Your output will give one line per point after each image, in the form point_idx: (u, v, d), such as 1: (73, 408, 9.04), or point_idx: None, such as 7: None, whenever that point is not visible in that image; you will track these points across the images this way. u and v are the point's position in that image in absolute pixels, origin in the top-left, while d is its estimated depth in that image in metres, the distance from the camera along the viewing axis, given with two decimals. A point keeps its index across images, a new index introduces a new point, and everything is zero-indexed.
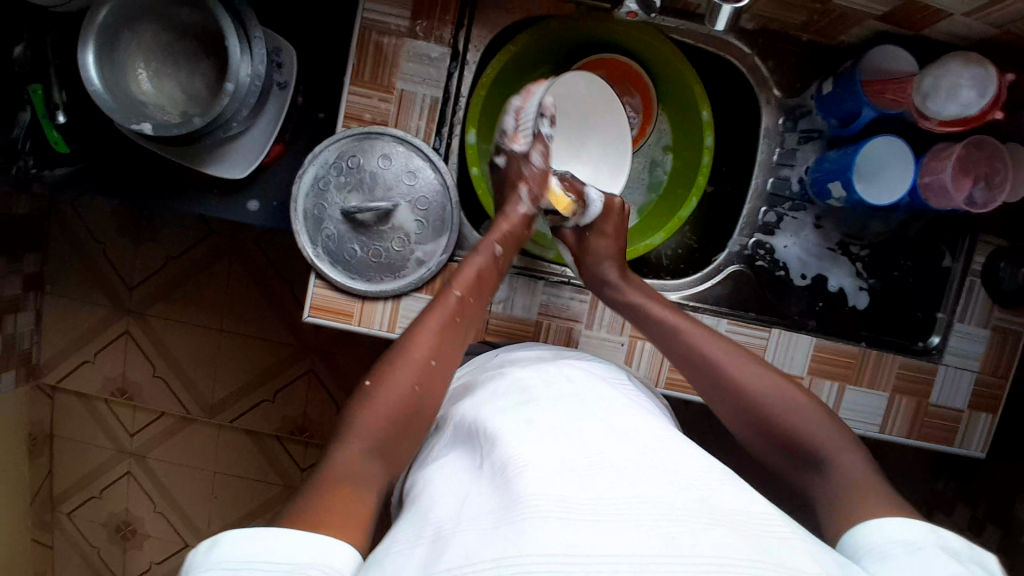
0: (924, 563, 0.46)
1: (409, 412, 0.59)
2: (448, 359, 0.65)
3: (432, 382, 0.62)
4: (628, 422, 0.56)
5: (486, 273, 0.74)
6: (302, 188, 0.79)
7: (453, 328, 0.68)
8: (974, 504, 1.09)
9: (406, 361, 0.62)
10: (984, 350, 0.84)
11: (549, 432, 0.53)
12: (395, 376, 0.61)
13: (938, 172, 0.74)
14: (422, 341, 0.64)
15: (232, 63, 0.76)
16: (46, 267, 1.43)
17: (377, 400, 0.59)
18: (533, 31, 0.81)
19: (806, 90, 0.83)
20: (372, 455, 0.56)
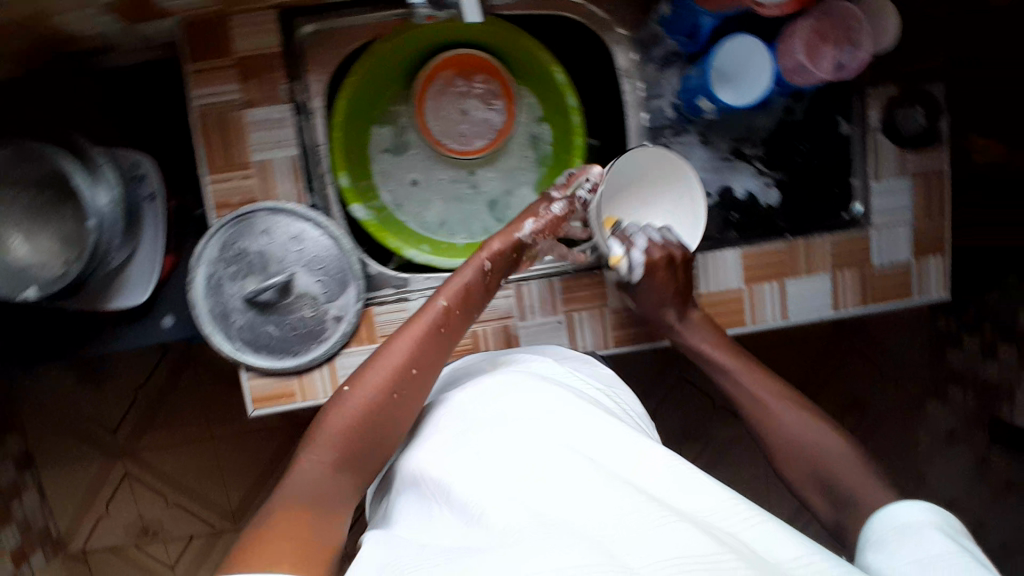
0: (916, 537, 0.54)
1: (383, 415, 0.63)
2: (429, 366, 0.67)
3: (409, 393, 0.64)
4: (579, 430, 0.59)
5: (471, 289, 0.72)
6: (198, 292, 0.78)
7: (436, 342, 0.68)
8: (978, 331, 1.08)
9: (382, 367, 0.65)
10: (909, 197, 0.83)
11: (496, 461, 0.55)
12: (368, 382, 0.64)
13: (791, 57, 0.73)
14: (403, 348, 0.66)
15: (84, 200, 0.76)
16: (30, 441, 1.44)
17: (349, 401, 0.63)
18: (364, 58, 0.80)
19: (650, 16, 0.80)
20: (332, 468, 0.60)
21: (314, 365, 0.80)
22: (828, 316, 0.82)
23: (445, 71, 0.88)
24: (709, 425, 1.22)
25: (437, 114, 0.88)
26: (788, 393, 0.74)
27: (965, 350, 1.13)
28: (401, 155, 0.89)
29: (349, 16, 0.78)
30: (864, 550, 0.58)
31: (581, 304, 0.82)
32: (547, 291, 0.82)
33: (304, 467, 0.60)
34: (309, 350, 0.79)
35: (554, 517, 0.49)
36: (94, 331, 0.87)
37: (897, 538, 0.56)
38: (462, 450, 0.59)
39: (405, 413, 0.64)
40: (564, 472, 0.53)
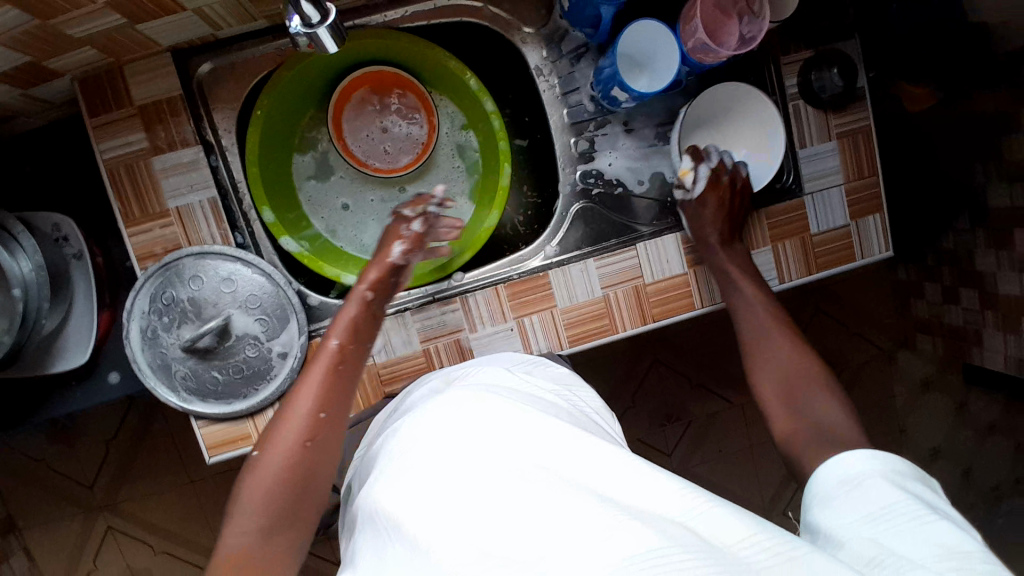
0: (867, 492, 0.52)
1: (301, 465, 0.61)
2: (336, 406, 0.65)
3: (323, 437, 0.63)
4: (534, 442, 0.57)
5: (358, 323, 0.71)
6: (134, 347, 0.76)
7: (340, 379, 0.67)
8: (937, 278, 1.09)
9: (290, 419, 0.63)
10: (838, 159, 0.84)
11: (453, 488, 0.52)
12: (279, 437, 0.62)
13: (693, 36, 0.72)
14: (307, 392, 0.64)
15: (5, 269, 0.75)
16: (6, 508, 1.41)
17: (264, 461, 0.61)
18: (270, 89, 0.78)
19: (554, 14, 0.80)
20: (263, 530, 0.58)
21: (265, 405, 0.78)
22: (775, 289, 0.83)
23: (359, 91, 0.88)
24: (685, 405, 1.22)
25: (356, 131, 0.88)
26: (805, 352, 0.73)
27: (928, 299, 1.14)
28: (330, 179, 0.89)
29: (248, 48, 0.77)
30: (808, 510, 0.56)
31: (530, 308, 0.81)
32: (493, 299, 0.81)
33: (233, 535, 0.58)
34: (257, 390, 0.78)
35: (497, 532, 0.48)
36: (42, 398, 0.86)
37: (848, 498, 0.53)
38: (406, 473, 0.57)
39: (323, 459, 0.63)
40: (511, 483, 0.52)
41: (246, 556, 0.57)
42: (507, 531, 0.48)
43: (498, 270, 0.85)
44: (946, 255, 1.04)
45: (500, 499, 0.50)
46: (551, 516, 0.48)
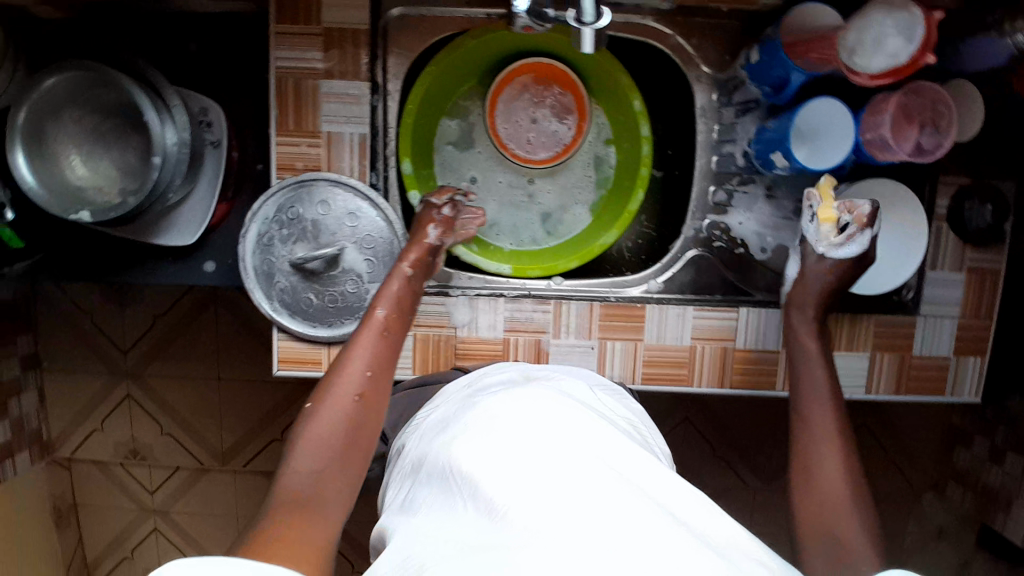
0: None
1: (353, 420, 0.59)
2: (384, 366, 0.65)
3: (376, 395, 0.62)
4: (614, 458, 0.58)
5: (404, 296, 0.72)
6: (247, 247, 0.78)
7: (388, 345, 0.67)
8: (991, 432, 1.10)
9: (342, 374, 0.62)
10: (962, 292, 0.84)
11: (528, 470, 0.54)
12: (336, 388, 0.60)
13: (876, 129, 0.71)
14: (357, 354, 0.64)
15: (155, 136, 0.76)
16: (40, 345, 1.46)
17: (321, 411, 0.58)
18: (450, 49, 0.79)
19: (737, 61, 0.78)
20: (321, 474, 0.54)
21: (345, 339, 0.80)
22: (859, 396, 0.83)
23: (524, 76, 0.86)
24: (705, 469, 1.23)
25: (508, 114, 0.87)
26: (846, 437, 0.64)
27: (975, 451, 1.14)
28: (470, 150, 0.90)
29: (439, 6, 0.77)
30: None
31: (617, 333, 0.82)
32: (585, 314, 0.82)
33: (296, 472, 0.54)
34: (343, 324, 0.80)
35: (567, 523, 0.49)
36: (134, 261, 0.88)
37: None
38: (484, 444, 0.58)
39: (371, 422, 0.60)
40: (582, 480, 0.53)
41: (304, 496, 0.52)
42: (577, 528, 0.48)
43: (596, 287, 0.85)
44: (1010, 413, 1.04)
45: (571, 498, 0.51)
46: (621, 523, 0.49)
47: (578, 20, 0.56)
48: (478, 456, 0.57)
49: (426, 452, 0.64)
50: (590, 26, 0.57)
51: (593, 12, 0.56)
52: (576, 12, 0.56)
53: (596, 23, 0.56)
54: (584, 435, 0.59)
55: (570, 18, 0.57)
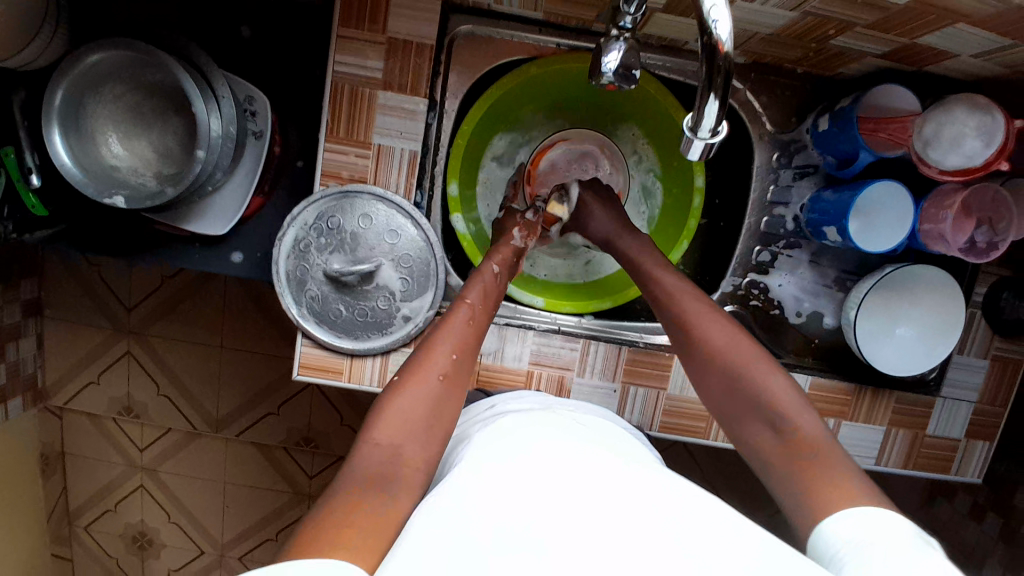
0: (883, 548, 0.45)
1: (438, 402, 0.59)
2: (467, 354, 0.65)
3: (456, 382, 0.62)
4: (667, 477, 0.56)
5: (491, 289, 0.72)
6: (283, 251, 0.77)
7: (471, 334, 0.67)
8: (976, 490, 1.13)
9: (427, 354, 0.63)
10: (983, 378, 0.84)
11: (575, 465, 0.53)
12: (422, 369, 0.61)
13: (937, 222, 0.71)
14: (444, 336, 0.65)
15: (200, 126, 0.73)
16: (43, 291, 1.43)
17: (406, 389, 0.59)
18: (516, 75, 0.77)
19: (802, 124, 0.78)
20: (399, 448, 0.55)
21: (369, 354, 0.79)
22: (868, 467, 0.83)
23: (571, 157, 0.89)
24: None
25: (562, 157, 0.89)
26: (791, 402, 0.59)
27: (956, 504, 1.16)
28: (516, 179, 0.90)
29: (512, 30, 0.75)
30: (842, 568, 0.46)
31: (641, 379, 0.82)
32: (612, 357, 0.82)
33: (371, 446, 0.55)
34: (369, 339, 0.79)
35: (590, 519, 0.47)
36: (162, 244, 0.86)
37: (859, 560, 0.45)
38: (512, 445, 0.57)
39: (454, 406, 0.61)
40: (638, 490, 0.51)
41: (378, 471, 0.53)
42: (604, 521, 0.47)
43: (624, 330, 0.85)
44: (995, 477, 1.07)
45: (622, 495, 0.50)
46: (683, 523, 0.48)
47: (692, 129, 0.45)
48: (507, 456, 0.55)
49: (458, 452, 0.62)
50: (704, 141, 0.45)
51: (713, 127, 0.44)
52: (693, 119, 0.44)
53: (712, 138, 0.45)
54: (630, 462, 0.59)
55: (684, 121, 0.46)
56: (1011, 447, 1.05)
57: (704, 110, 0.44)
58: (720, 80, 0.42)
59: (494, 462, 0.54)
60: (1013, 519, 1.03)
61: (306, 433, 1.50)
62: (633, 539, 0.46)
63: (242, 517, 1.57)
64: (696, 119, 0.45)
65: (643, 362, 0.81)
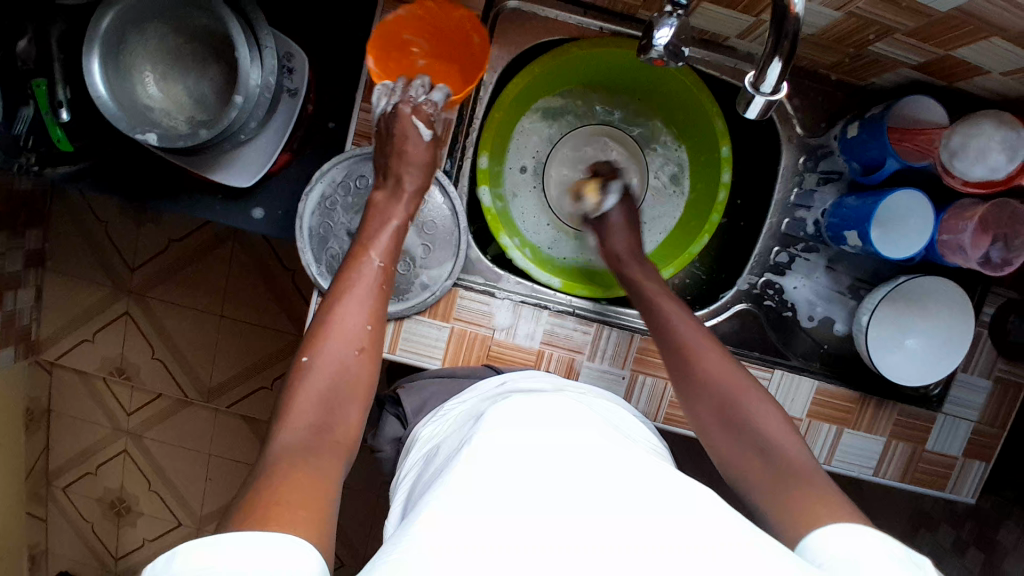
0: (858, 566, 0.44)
1: (347, 374, 0.60)
2: (378, 322, 0.65)
3: (371, 355, 0.63)
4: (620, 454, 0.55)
5: (398, 237, 0.71)
6: (308, 206, 0.77)
7: (378, 296, 0.67)
8: (959, 526, 1.12)
9: (335, 326, 0.62)
10: (984, 399, 0.85)
11: (558, 457, 0.52)
12: (329, 346, 0.61)
13: (957, 233, 0.72)
14: (350, 307, 0.64)
15: (242, 72, 0.73)
16: (48, 243, 1.42)
17: (313, 366, 0.59)
18: (556, 53, 0.78)
19: (831, 130, 0.80)
20: (313, 427, 0.55)
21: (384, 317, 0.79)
22: (867, 477, 0.83)
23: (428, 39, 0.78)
24: None
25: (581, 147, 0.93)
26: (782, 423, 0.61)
27: (936, 536, 1.15)
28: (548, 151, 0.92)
29: (555, 10, 0.77)
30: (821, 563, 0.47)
31: (650, 368, 0.82)
32: (623, 344, 0.82)
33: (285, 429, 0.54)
34: None
35: (569, 504, 0.48)
36: (185, 191, 0.86)
37: (838, 573, 0.45)
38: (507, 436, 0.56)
39: (362, 377, 0.61)
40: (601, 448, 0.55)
41: (291, 448, 0.52)
42: (576, 497, 0.48)
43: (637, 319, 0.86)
44: (982, 511, 1.08)
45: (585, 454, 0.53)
46: (653, 487, 0.51)
47: (754, 86, 0.48)
48: (501, 447, 0.54)
49: (450, 445, 0.63)
50: (764, 97, 0.48)
51: (776, 85, 0.47)
52: (755, 76, 0.47)
53: (773, 95, 0.48)
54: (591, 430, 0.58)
55: (747, 79, 0.48)
56: (1001, 480, 1.06)
57: (767, 72, 0.46)
58: (787, 44, 0.44)
59: (491, 449, 0.54)
60: (994, 555, 1.03)
61: None
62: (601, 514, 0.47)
63: (223, 491, 1.54)
64: (757, 77, 0.48)
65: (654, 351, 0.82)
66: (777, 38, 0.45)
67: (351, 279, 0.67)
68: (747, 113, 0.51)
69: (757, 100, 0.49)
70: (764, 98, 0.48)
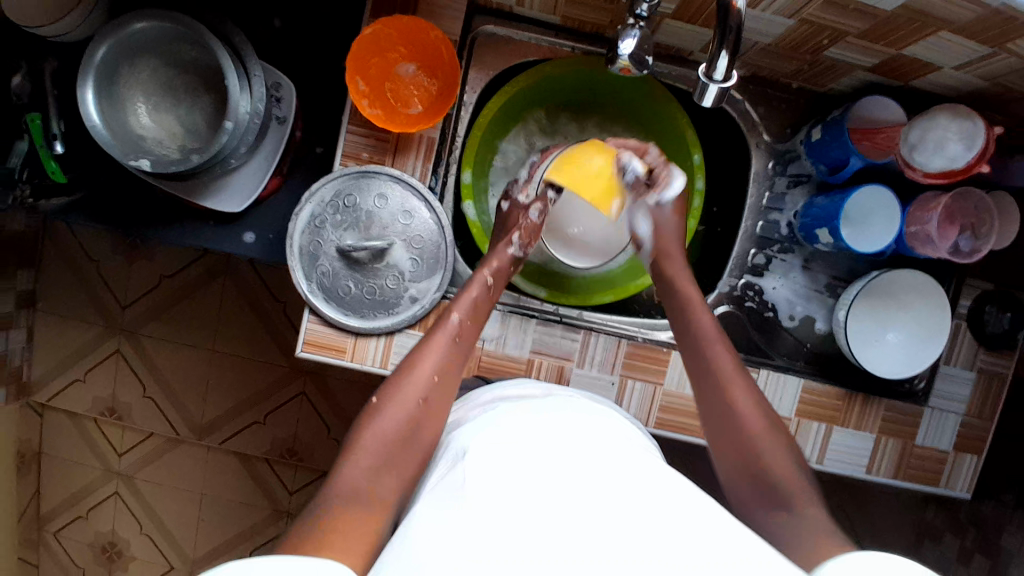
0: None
1: (415, 430, 0.66)
2: (448, 375, 0.71)
3: (437, 400, 0.69)
4: (632, 469, 0.57)
5: (479, 299, 0.77)
6: (297, 225, 0.79)
7: (456, 352, 0.73)
8: (963, 534, 1.11)
9: (411, 379, 0.69)
10: (971, 391, 0.86)
11: (571, 482, 0.53)
12: (401, 394, 0.68)
13: (924, 223, 0.75)
14: (426, 357, 0.71)
15: (231, 99, 0.76)
16: (39, 285, 1.43)
17: (385, 417, 0.66)
18: (531, 74, 0.82)
19: (797, 136, 0.84)
20: (368, 473, 0.62)
21: (374, 332, 0.80)
22: (859, 474, 0.84)
23: (410, 62, 0.80)
24: None
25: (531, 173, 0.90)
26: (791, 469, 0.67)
27: (942, 546, 1.14)
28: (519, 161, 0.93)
29: (529, 32, 0.81)
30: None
31: (638, 373, 0.83)
32: (611, 349, 0.83)
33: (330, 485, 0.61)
34: (375, 318, 0.80)
35: (583, 526, 0.49)
36: (178, 219, 0.88)
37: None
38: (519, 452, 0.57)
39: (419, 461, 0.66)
40: (594, 479, 0.54)
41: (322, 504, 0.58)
42: (563, 542, 0.48)
43: (623, 326, 0.87)
44: (982, 516, 1.06)
45: (573, 487, 0.53)
46: (659, 506, 0.53)
47: (707, 76, 0.55)
48: (513, 460, 0.55)
49: (449, 454, 0.63)
50: (718, 84, 0.55)
51: (726, 72, 0.54)
52: (707, 67, 0.54)
53: (725, 81, 0.55)
54: (602, 448, 0.60)
55: (700, 72, 0.55)
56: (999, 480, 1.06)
57: (716, 63, 0.54)
58: (731, 37, 0.51)
59: (503, 465, 0.55)
60: (999, 560, 1.01)
61: (291, 445, 1.47)
62: (616, 539, 0.49)
63: (217, 531, 1.51)
64: (709, 68, 0.55)
65: (641, 355, 0.83)
66: (723, 32, 0.52)
67: (430, 332, 0.74)
68: (703, 101, 0.58)
69: (710, 88, 0.56)
70: (717, 86, 0.55)
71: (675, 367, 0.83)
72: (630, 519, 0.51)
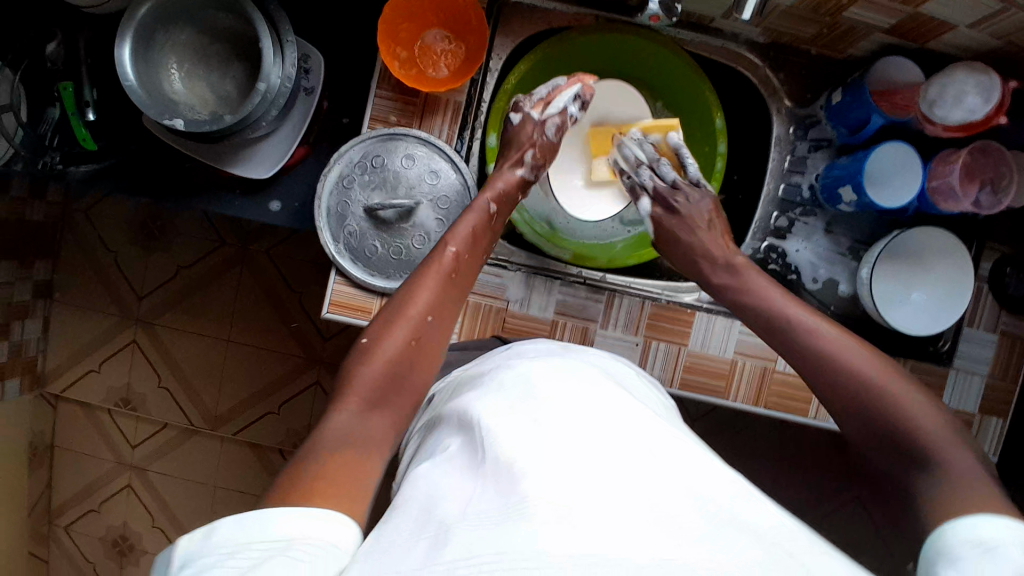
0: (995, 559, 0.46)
1: (404, 365, 0.65)
2: (441, 315, 0.70)
3: (427, 335, 0.68)
4: (654, 438, 0.54)
5: (478, 232, 0.76)
6: (326, 187, 0.80)
7: (451, 286, 0.73)
8: None
9: (403, 317, 0.68)
10: (994, 353, 0.85)
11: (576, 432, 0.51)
12: (392, 332, 0.66)
13: (944, 176, 0.76)
14: (418, 297, 0.70)
15: (264, 66, 0.77)
16: (57, 275, 1.45)
17: (380, 353, 0.65)
18: (554, 42, 0.84)
19: (816, 101, 0.86)
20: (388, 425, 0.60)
21: None
22: None
23: (438, 31, 0.83)
24: None
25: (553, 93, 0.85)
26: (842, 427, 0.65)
27: None
28: None
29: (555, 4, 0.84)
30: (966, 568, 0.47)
31: (663, 334, 0.83)
32: (635, 311, 0.84)
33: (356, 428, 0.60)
34: (402, 279, 0.80)
35: (611, 487, 0.48)
36: (206, 187, 0.89)
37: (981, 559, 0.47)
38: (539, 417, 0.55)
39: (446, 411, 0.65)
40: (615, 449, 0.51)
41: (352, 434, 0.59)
42: (596, 503, 0.46)
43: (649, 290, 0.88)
44: None
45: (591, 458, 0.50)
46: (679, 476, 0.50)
47: None
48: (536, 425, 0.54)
49: (456, 414, 0.62)
50: None
51: None
52: None
53: None
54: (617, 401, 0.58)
55: None
56: None
57: None
58: None
59: (523, 432, 0.53)
60: None
61: (304, 435, 1.47)
62: (629, 495, 0.47)
63: None
64: None
65: (664, 317, 0.83)
66: None
67: (425, 266, 0.73)
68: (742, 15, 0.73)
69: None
70: None
71: (698, 327, 0.83)
72: (654, 497, 0.48)
